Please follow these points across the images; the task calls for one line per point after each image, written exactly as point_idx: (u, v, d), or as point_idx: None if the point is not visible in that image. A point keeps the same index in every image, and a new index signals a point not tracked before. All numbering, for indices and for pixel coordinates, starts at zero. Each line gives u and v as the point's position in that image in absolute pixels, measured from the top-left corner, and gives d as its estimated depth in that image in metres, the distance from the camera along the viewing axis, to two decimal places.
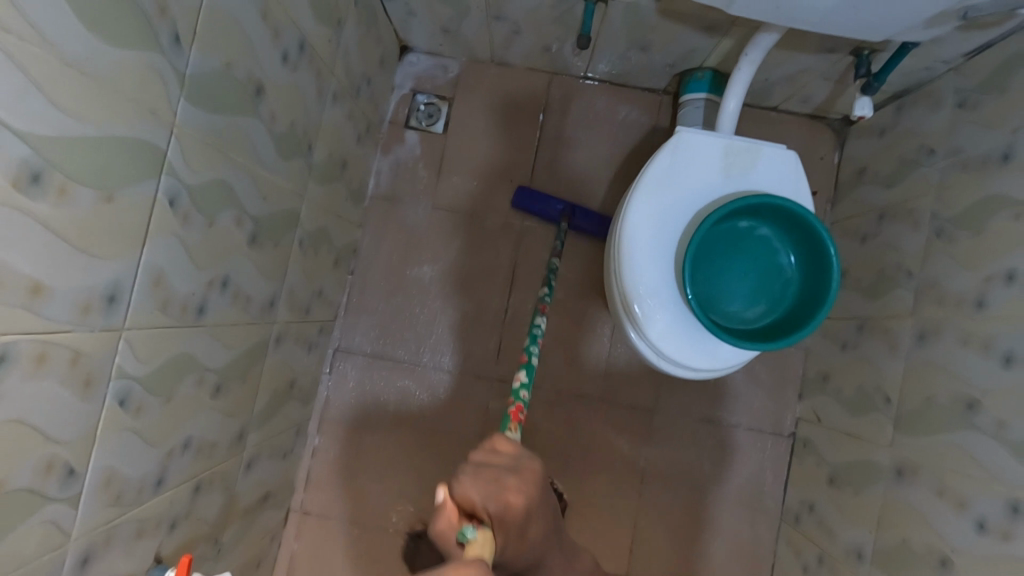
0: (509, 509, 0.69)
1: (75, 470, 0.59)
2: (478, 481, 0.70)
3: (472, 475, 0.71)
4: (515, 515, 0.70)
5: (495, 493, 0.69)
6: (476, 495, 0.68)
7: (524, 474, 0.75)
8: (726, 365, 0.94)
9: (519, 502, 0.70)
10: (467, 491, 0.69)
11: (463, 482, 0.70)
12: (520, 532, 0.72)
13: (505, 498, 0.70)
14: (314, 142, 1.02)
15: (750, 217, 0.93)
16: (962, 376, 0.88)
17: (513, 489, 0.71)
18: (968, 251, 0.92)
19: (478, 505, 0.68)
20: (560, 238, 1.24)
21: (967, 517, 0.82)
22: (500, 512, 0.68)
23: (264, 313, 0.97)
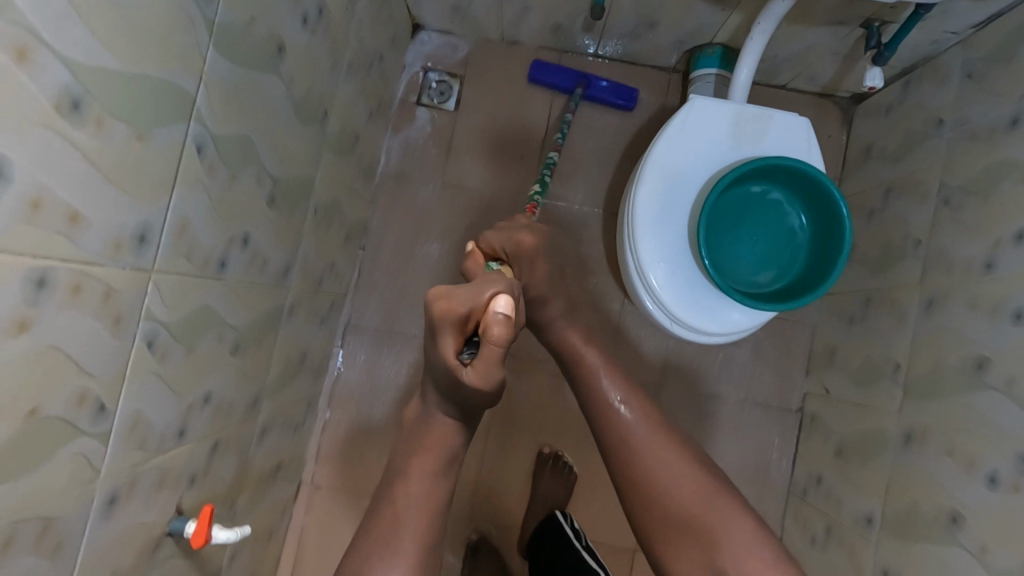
0: (521, 246, 0.95)
1: (105, 408, 0.60)
2: (499, 234, 0.98)
3: (495, 233, 0.98)
4: (527, 248, 0.95)
5: (510, 235, 0.97)
6: (496, 241, 0.97)
7: (537, 229, 1.00)
8: (740, 329, 0.95)
9: (530, 241, 0.96)
10: (490, 241, 0.97)
11: (488, 237, 0.98)
12: (530, 263, 0.94)
13: (517, 239, 0.96)
14: (329, 112, 1.03)
15: (762, 181, 0.95)
16: (971, 338, 0.89)
17: (527, 236, 0.96)
18: (977, 216, 0.93)
19: (498, 248, 0.96)
20: (573, 102, 1.32)
21: (978, 474, 0.83)
22: (515, 248, 0.95)
23: (280, 278, 0.98)
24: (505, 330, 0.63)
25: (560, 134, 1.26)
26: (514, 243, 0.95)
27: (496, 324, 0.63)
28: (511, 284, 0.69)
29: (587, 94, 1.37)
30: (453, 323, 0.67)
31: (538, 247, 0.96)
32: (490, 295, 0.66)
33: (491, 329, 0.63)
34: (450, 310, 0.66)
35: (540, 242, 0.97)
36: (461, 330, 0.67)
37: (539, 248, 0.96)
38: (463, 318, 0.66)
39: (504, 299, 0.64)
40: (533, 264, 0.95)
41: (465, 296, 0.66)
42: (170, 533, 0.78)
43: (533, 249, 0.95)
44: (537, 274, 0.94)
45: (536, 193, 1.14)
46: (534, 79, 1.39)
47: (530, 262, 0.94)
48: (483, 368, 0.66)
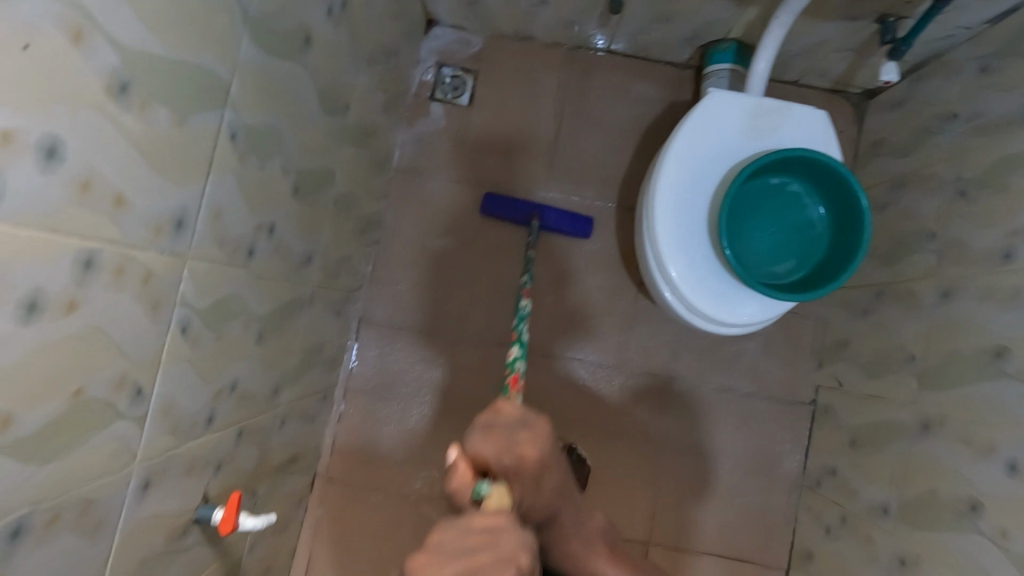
0: (525, 460, 0.70)
1: (143, 391, 0.61)
2: (492, 439, 0.71)
3: (483, 434, 0.72)
4: (531, 466, 0.71)
5: (510, 448, 0.70)
6: (489, 451, 0.70)
7: (535, 427, 0.76)
8: (759, 319, 0.96)
9: (534, 454, 0.72)
10: (479, 449, 0.70)
11: (474, 441, 0.71)
12: (536, 481, 0.73)
13: (520, 450, 0.71)
14: (348, 104, 1.04)
15: (781, 173, 0.96)
16: (989, 327, 0.89)
17: (526, 441, 0.72)
18: (992, 207, 0.94)
19: (489, 460, 0.69)
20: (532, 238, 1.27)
21: (996, 461, 0.83)
22: (515, 465, 0.69)
23: (300, 269, 0.98)
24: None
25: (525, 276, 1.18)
26: (514, 456, 0.70)
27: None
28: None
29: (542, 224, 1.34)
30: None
31: (545, 461, 0.74)
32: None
33: (492, 500, 0.63)
34: (474, 467, 0.69)
35: (544, 450, 0.73)
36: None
37: (541, 462, 0.73)
38: (480, 480, 0.68)
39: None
40: (543, 479, 0.75)
41: (493, 446, 0.70)
42: (197, 520, 0.79)
43: (538, 463, 0.72)
44: (546, 487, 0.76)
45: (515, 360, 1.00)
46: (485, 211, 1.37)
47: (534, 477, 0.72)
48: None
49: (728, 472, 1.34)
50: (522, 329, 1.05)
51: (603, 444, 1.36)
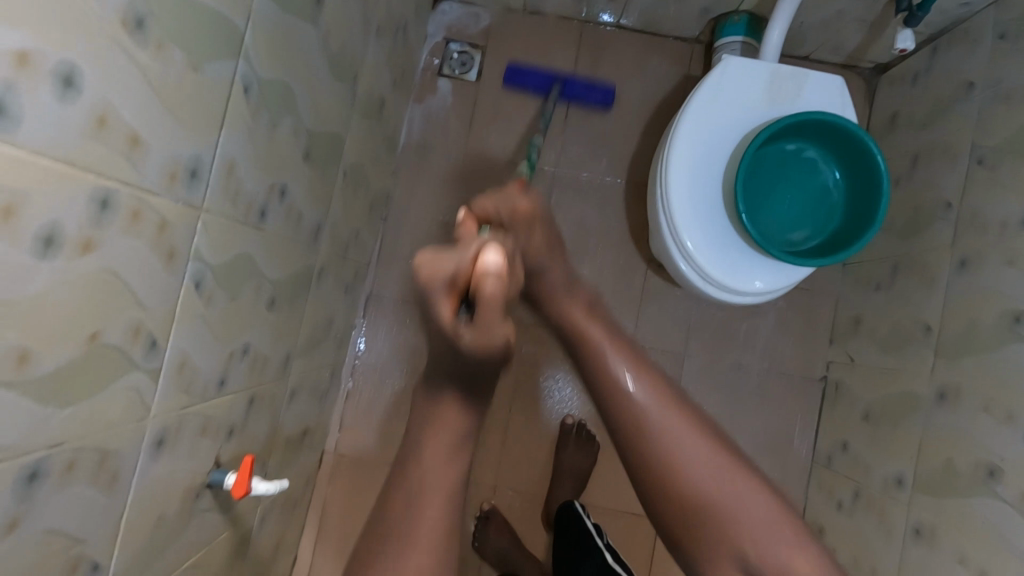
0: (519, 211, 0.78)
1: (157, 344, 0.60)
2: (493, 199, 0.80)
3: (487, 198, 0.80)
4: (523, 214, 0.78)
5: (507, 201, 0.78)
6: (490, 205, 0.79)
7: (533, 195, 0.81)
8: (774, 288, 0.96)
9: (527, 206, 0.79)
10: (484, 207, 0.79)
11: (480, 201, 0.80)
12: (530, 234, 0.78)
13: (516, 204, 0.79)
14: (358, 72, 1.03)
15: (797, 140, 0.95)
16: (1009, 294, 0.88)
17: (524, 201, 0.79)
18: (1012, 173, 0.93)
19: (490, 213, 0.79)
20: (547, 110, 1.28)
21: (1017, 427, 0.82)
22: (510, 213, 0.78)
23: (311, 237, 0.97)
24: (500, 282, 0.55)
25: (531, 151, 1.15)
26: (509, 208, 0.78)
27: (489, 275, 0.55)
28: (499, 243, 0.61)
29: (563, 94, 1.36)
30: (444, 284, 0.58)
31: (536, 214, 0.79)
32: (476, 250, 0.58)
33: (484, 283, 0.55)
34: (437, 271, 0.58)
35: (540, 211, 0.80)
36: (453, 293, 0.58)
37: (537, 216, 0.79)
38: (450, 277, 0.58)
39: (494, 252, 0.57)
40: (532, 231, 0.78)
41: (450, 250, 0.60)
42: (209, 485, 0.78)
43: (532, 215, 0.79)
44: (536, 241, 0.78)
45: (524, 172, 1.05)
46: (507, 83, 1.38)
47: (528, 230, 0.78)
48: (483, 328, 0.57)
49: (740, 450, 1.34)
50: (531, 154, 1.10)
51: None
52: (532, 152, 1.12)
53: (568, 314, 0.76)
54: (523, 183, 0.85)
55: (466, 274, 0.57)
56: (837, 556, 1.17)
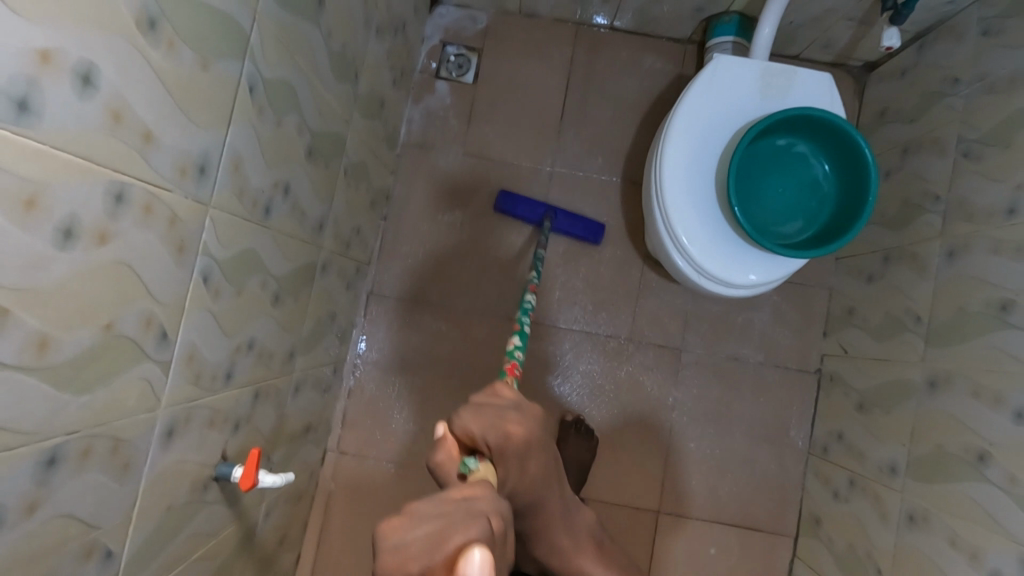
0: (511, 441, 0.63)
1: (167, 335, 0.62)
2: (480, 417, 0.64)
3: (472, 412, 0.65)
4: (517, 445, 0.63)
5: (497, 426, 0.63)
6: (476, 427, 0.62)
7: (526, 411, 0.68)
8: (766, 279, 0.98)
9: (521, 432, 0.64)
10: (467, 424, 0.63)
11: (462, 417, 0.64)
12: (522, 463, 0.65)
13: (506, 427, 0.64)
14: (359, 73, 1.05)
15: (788, 135, 0.97)
16: (996, 281, 0.91)
17: (515, 421, 0.65)
18: (998, 165, 0.95)
19: (476, 435, 0.62)
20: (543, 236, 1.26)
21: (1005, 410, 0.85)
22: (500, 443, 0.62)
23: (315, 234, 0.99)
24: None
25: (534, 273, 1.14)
26: (502, 434, 0.63)
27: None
28: (501, 506, 0.50)
29: (556, 225, 1.36)
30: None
31: (533, 442, 0.67)
32: (455, 548, 0.41)
33: None
34: (398, 570, 0.41)
35: (535, 436, 0.68)
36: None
37: (531, 439, 0.66)
38: None
39: (480, 559, 0.40)
40: (527, 461, 0.66)
41: (426, 521, 0.43)
42: (216, 477, 0.79)
43: (526, 442, 0.65)
44: (531, 469, 0.66)
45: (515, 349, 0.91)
46: (498, 208, 1.37)
47: (522, 457, 0.65)
48: None
49: (737, 440, 1.36)
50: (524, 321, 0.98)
51: (613, 417, 1.37)
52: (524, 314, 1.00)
53: None
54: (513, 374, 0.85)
55: None
56: (834, 544, 1.19)
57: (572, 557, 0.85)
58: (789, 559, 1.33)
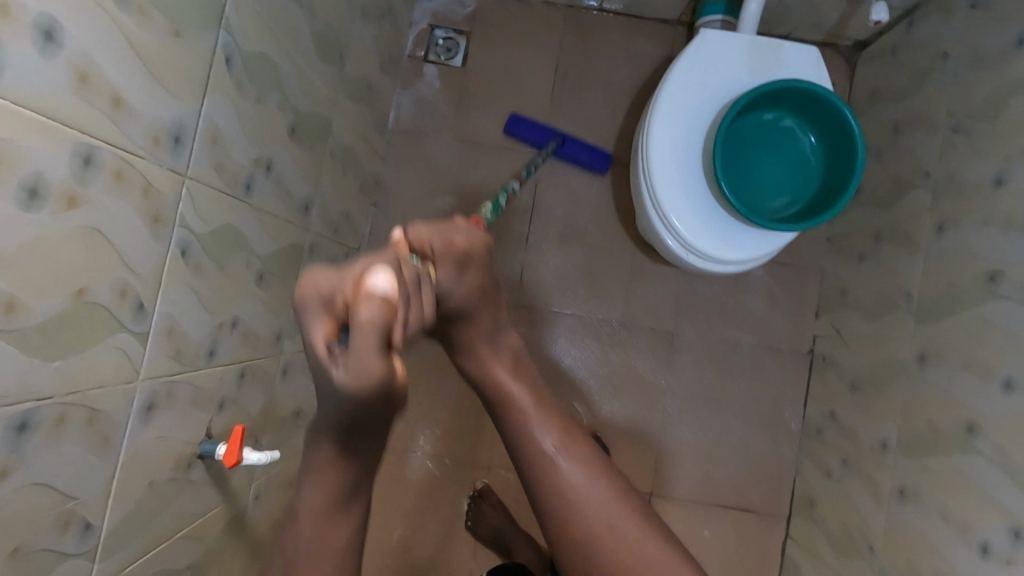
0: (453, 252, 0.58)
1: (144, 307, 0.61)
2: (431, 223, 0.60)
3: (424, 224, 0.60)
4: (458, 253, 0.58)
5: (443, 233, 0.58)
6: (426, 234, 0.58)
7: (478, 231, 0.62)
8: (753, 255, 0.97)
9: (465, 245, 0.59)
10: (417, 231, 0.58)
11: (416, 228, 0.58)
12: (461, 273, 0.59)
13: (451, 238, 0.59)
14: (345, 54, 1.04)
15: (774, 109, 0.96)
16: (985, 253, 0.90)
17: (463, 232, 0.60)
18: (985, 138, 0.95)
19: (423, 241, 0.57)
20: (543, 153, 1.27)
21: (994, 381, 0.84)
22: (447, 249, 0.57)
23: (301, 215, 0.99)
24: (382, 314, 0.43)
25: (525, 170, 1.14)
26: (447, 241, 0.58)
27: (368, 297, 0.43)
28: (423, 274, 0.52)
29: (561, 152, 1.39)
30: (322, 305, 0.47)
31: (476, 254, 0.60)
32: (362, 270, 0.46)
33: (359, 307, 0.43)
34: (315, 288, 0.47)
35: (482, 251, 0.61)
36: (330, 315, 0.46)
37: (476, 255, 0.60)
38: (329, 297, 0.46)
39: (380, 276, 0.44)
40: (467, 274, 0.60)
41: (339, 269, 0.48)
42: (201, 455, 0.79)
43: (468, 256, 0.59)
44: (472, 284, 0.60)
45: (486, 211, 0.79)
46: (508, 129, 1.41)
47: (463, 271, 0.59)
48: (357, 364, 0.44)
49: (730, 423, 1.36)
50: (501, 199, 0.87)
51: (606, 402, 1.37)
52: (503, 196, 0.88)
53: (491, 373, 0.67)
54: (479, 223, 0.68)
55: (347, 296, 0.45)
56: (827, 524, 1.18)
57: (490, 367, 0.67)
58: (783, 541, 1.33)
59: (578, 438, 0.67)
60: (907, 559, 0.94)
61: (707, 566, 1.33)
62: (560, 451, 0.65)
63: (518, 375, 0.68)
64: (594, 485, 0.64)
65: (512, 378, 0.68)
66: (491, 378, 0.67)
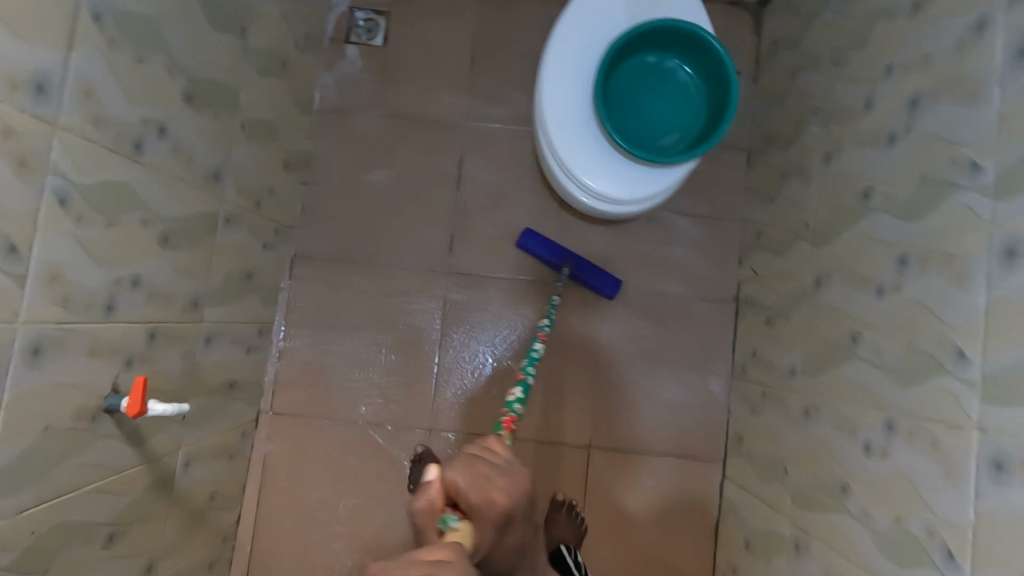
0: (492, 508, 0.64)
1: (18, 250, 0.64)
2: (470, 472, 0.66)
3: (463, 467, 0.67)
4: (497, 511, 0.64)
5: (483, 486, 0.65)
6: (464, 482, 0.64)
7: (514, 475, 0.71)
8: (653, 193, 1.01)
9: (504, 501, 0.66)
10: (455, 476, 0.65)
11: (453, 470, 0.66)
12: (500, 529, 0.66)
13: (490, 492, 0.65)
14: (248, 28, 1.08)
15: (658, 53, 1.01)
16: (859, 172, 0.94)
17: (501, 487, 0.67)
18: (858, 65, 0.99)
19: (462, 491, 0.64)
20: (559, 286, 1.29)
21: (870, 288, 0.88)
22: (483, 504, 0.64)
23: (210, 183, 1.01)
24: None
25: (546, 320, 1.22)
26: (488, 497, 0.64)
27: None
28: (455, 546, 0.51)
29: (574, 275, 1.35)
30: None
31: (513, 506, 0.67)
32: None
33: None
34: None
35: (516, 503, 0.68)
36: None
37: (514, 509, 0.67)
38: None
39: None
40: (501, 529, 0.66)
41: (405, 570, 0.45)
42: (107, 410, 0.80)
43: (507, 511, 0.66)
44: (505, 537, 0.67)
45: (515, 402, 1.01)
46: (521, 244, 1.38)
47: (502, 524, 0.66)
48: None
49: (665, 371, 1.39)
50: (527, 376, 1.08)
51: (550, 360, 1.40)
52: (529, 366, 1.11)
53: None
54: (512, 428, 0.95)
55: None
56: (753, 457, 1.21)
57: None
58: (721, 482, 1.36)
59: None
60: (814, 473, 0.97)
61: (647, 518, 1.36)
62: None
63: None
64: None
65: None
66: None
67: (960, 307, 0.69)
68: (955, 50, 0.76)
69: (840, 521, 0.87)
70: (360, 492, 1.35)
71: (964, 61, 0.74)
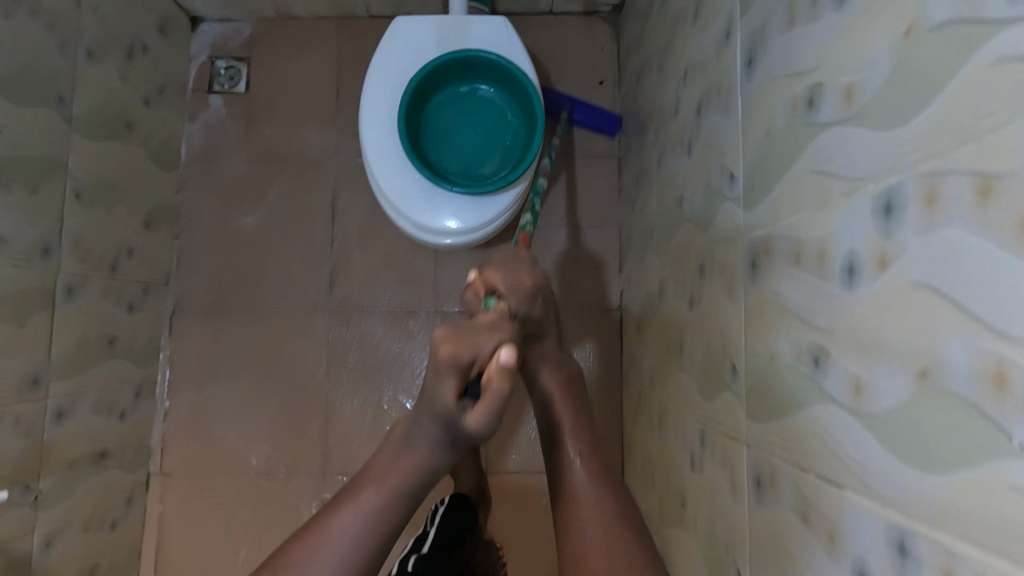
0: (524, 288, 0.72)
1: None
2: (506, 269, 0.74)
3: (498, 267, 0.74)
4: (529, 289, 0.72)
5: (514, 275, 0.73)
6: (498, 276, 0.72)
7: (539, 270, 0.77)
8: (489, 220, 0.99)
9: (534, 282, 0.73)
10: (491, 273, 0.73)
11: (490, 270, 0.73)
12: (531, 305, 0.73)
13: (521, 279, 0.73)
14: (69, 96, 1.07)
15: (468, 82, 1.03)
16: (676, 180, 0.93)
17: (528, 272, 0.74)
18: (671, 71, 0.99)
19: (498, 284, 0.71)
20: (560, 128, 1.29)
21: (686, 295, 0.87)
22: (514, 287, 0.71)
23: (35, 258, 1.00)
24: (504, 386, 0.53)
25: (546, 157, 1.09)
26: (517, 280, 0.72)
27: (497, 376, 0.53)
28: (513, 330, 0.59)
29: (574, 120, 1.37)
30: (455, 368, 0.55)
31: (540, 288, 0.74)
32: (494, 346, 0.56)
33: (492, 380, 0.53)
34: (454, 356, 0.55)
35: (543, 286, 0.76)
36: (461, 377, 0.55)
37: (540, 292, 0.74)
38: (466, 367, 0.55)
39: (507, 354, 0.54)
40: (535, 301, 0.73)
41: (478, 331, 0.57)
42: None
43: (535, 292, 0.73)
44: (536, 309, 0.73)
45: (528, 223, 0.94)
46: None
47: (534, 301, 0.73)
48: (481, 417, 0.54)
49: None
50: (534, 201, 1.00)
51: None
52: (536, 198, 1.02)
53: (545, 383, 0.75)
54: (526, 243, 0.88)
55: (480, 365, 0.56)
56: (636, 466, 1.20)
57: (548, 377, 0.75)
58: None
59: (596, 457, 0.67)
60: (669, 484, 0.95)
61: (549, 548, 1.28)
62: (593, 488, 0.63)
63: (567, 387, 0.75)
64: (600, 495, 0.63)
65: (563, 394, 0.74)
66: (546, 392, 0.74)
67: (732, 313, 0.68)
68: (717, 56, 0.76)
69: (683, 533, 0.86)
70: (255, 544, 1.32)
71: (722, 67, 0.74)
